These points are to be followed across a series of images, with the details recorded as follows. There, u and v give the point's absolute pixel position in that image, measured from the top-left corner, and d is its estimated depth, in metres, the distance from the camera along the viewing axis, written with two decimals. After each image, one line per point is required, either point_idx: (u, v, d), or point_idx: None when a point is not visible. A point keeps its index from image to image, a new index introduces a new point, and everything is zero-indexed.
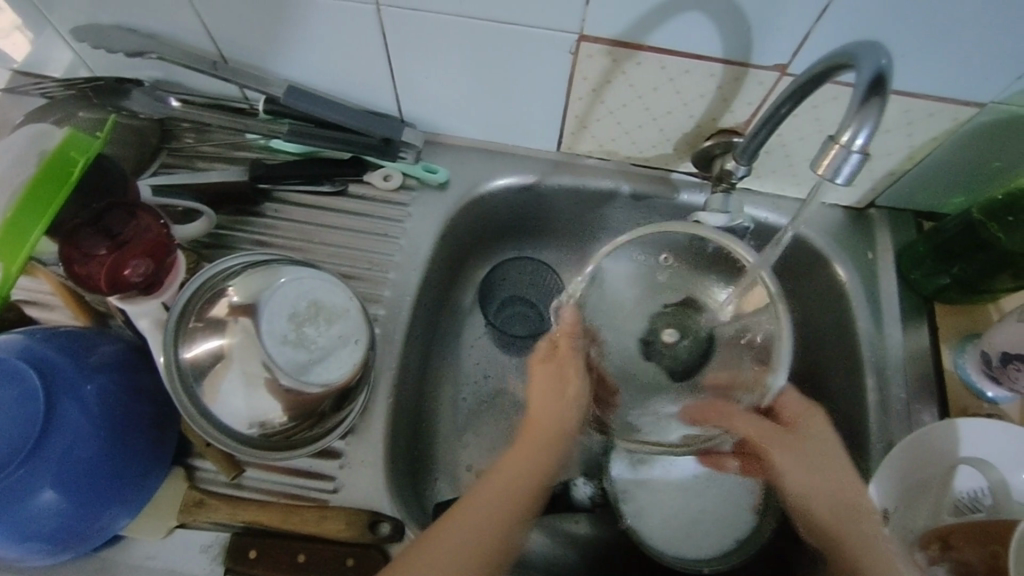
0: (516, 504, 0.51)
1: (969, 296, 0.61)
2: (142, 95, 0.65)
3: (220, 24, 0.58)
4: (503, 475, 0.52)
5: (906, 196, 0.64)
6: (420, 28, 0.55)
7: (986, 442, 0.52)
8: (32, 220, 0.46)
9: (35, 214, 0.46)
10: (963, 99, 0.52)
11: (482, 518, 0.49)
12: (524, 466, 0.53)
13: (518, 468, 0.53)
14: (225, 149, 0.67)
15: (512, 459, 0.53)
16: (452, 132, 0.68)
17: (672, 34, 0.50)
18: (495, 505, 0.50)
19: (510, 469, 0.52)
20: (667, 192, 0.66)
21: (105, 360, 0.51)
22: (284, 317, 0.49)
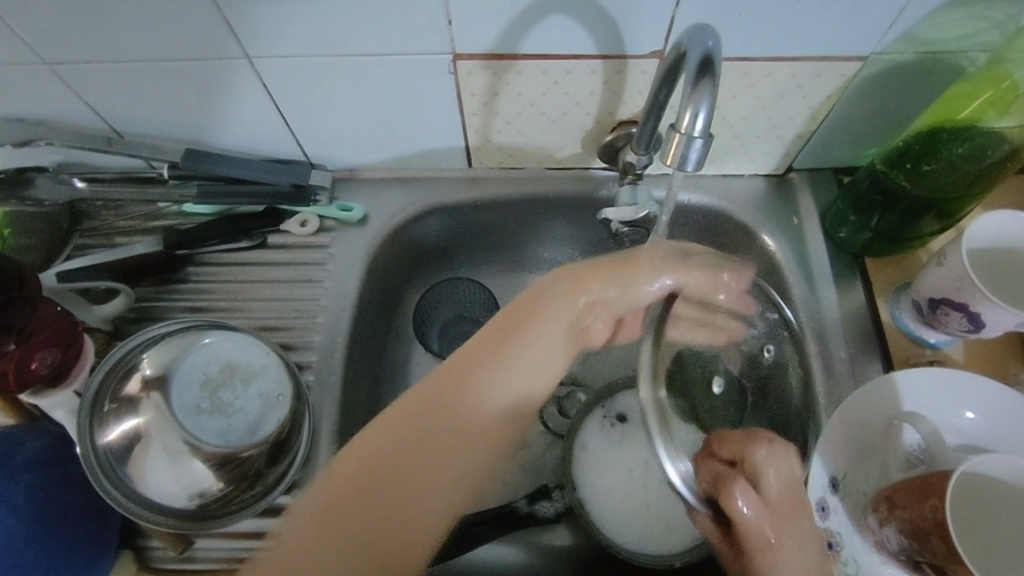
0: (441, 496, 0.50)
1: (895, 246, 0.60)
2: (46, 181, 0.63)
3: (104, 101, 0.57)
4: (416, 475, 0.50)
5: (820, 157, 0.64)
6: (297, 74, 0.54)
7: (924, 394, 0.51)
8: None
9: None
10: (844, 55, 0.51)
11: (392, 511, 0.48)
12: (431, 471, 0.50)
13: (434, 458, 0.50)
14: (140, 221, 0.66)
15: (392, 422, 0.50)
16: (362, 167, 0.67)
17: (543, 38, 0.50)
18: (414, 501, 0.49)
19: (420, 469, 0.50)
20: (586, 190, 0.66)
21: (32, 457, 0.50)
22: (196, 385, 0.50)
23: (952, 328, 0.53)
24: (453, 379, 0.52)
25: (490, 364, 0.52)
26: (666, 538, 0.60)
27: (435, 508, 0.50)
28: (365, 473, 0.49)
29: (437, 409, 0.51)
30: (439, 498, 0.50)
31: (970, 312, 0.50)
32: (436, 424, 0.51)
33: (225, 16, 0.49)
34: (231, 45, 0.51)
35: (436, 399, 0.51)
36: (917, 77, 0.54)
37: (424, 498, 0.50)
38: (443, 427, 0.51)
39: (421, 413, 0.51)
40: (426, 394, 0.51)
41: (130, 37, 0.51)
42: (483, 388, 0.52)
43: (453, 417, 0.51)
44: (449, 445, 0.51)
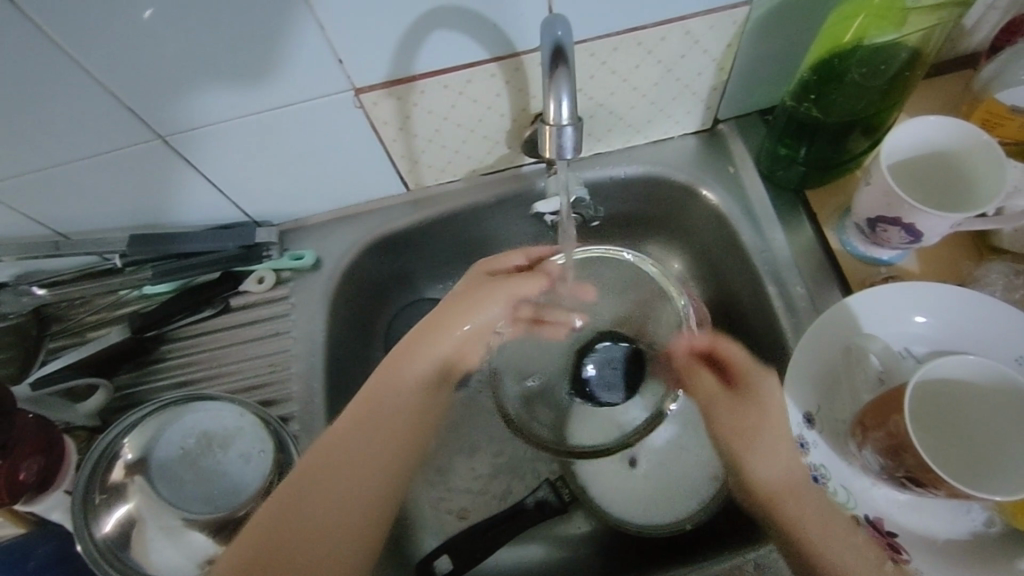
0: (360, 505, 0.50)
1: (831, 173, 0.61)
2: (7, 295, 0.66)
3: (40, 208, 0.59)
4: (325, 501, 0.49)
5: (741, 103, 0.65)
6: (212, 142, 0.56)
7: (883, 309, 0.52)
8: None
9: None
10: (727, 4, 0.52)
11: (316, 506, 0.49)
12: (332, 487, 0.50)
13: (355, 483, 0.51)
14: (106, 312, 0.68)
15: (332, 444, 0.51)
16: (306, 214, 0.69)
17: (433, 56, 0.51)
18: (324, 526, 0.48)
19: (334, 483, 0.50)
20: (525, 186, 0.67)
21: (45, 560, 0.52)
22: (178, 460, 0.51)
23: (896, 242, 0.53)
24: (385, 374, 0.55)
25: (428, 325, 0.57)
26: (669, 499, 0.62)
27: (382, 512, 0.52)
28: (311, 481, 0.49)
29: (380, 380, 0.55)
30: (364, 507, 0.50)
31: (907, 224, 0.51)
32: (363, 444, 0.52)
33: (127, 104, 0.50)
34: (141, 130, 0.53)
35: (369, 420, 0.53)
36: (807, 7, 0.54)
37: (340, 497, 0.50)
38: (393, 416, 0.54)
39: (335, 443, 0.51)
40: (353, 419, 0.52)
41: (46, 145, 0.52)
42: (385, 413, 0.54)
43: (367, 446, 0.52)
44: (363, 461, 0.51)
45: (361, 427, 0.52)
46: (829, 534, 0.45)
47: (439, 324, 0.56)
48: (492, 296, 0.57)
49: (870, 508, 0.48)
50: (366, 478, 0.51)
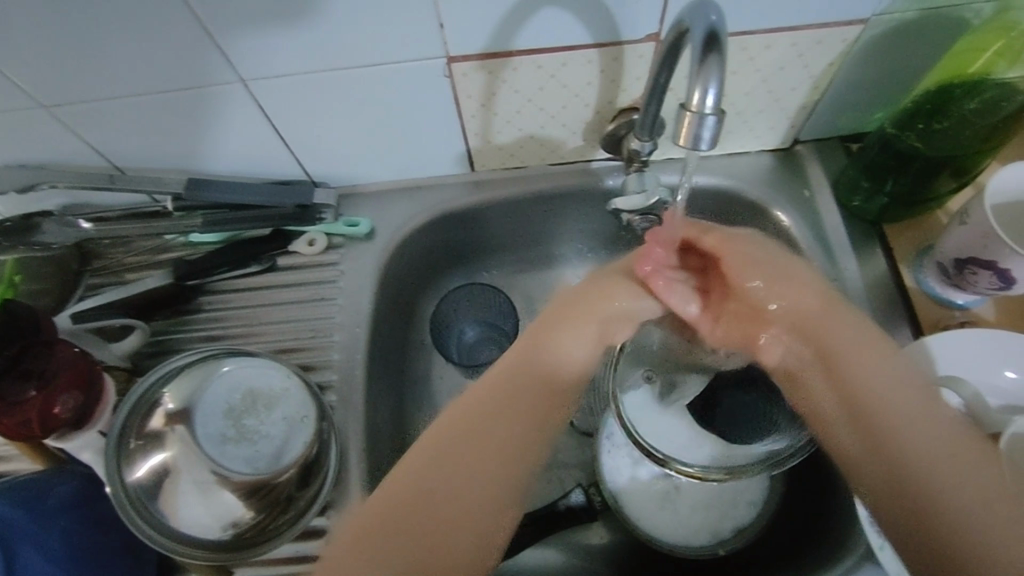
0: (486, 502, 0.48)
1: (914, 209, 0.59)
2: (53, 223, 0.63)
3: (102, 137, 0.57)
4: (431, 502, 0.47)
5: (827, 126, 0.63)
6: (293, 92, 0.54)
7: (962, 354, 0.50)
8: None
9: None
10: (842, 20, 0.50)
11: (423, 511, 0.46)
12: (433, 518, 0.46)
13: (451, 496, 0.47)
14: (149, 255, 0.66)
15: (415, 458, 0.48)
16: (364, 181, 0.67)
17: (536, 34, 0.50)
18: (454, 516, 0.47)
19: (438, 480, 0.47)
20: (592, 182, 0.65)
21: (65, 500, 0.50)
22: (220, 415, 0.49)
23: (982, 287, 0.52)
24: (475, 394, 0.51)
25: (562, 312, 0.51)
26: (703, 519, 0.61)
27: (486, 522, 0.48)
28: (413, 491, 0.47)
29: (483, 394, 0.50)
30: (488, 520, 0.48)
31: (999, 269, 0.49)
32: (466, 452, 0.48)
33: (217, 41, 0.49)
34: (225, 70, 0.51)
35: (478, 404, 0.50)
36: (922, 34, 0.53)
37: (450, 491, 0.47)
38: (508, 395, 0.50)
39: (444, 451, 0.48)
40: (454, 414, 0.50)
41: (124, 72, 0.51)
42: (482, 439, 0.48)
43: (469, 457, 0.48)
44: (470, 456, 0.48)
45: (455, 439, 0.48)
46: (953, 489, 0.41)
47: (543, 343, 0.51)
48: (608, 304, 0.51)
49: None
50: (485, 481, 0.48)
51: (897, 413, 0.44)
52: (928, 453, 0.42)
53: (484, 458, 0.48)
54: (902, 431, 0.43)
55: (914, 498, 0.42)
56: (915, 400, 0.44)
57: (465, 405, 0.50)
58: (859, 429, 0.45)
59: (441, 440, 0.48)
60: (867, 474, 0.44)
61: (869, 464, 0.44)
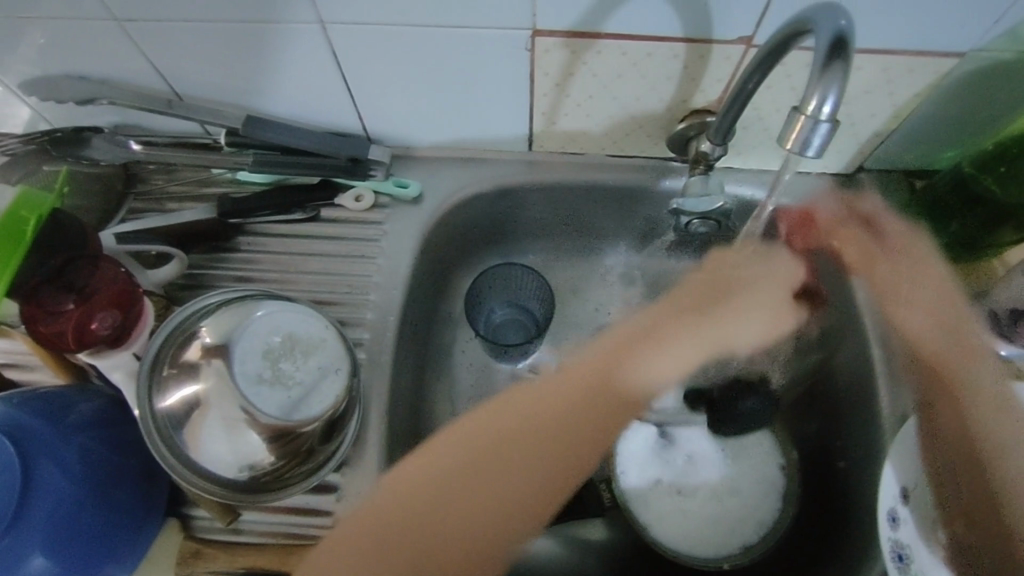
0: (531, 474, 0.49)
1: (972, 253, 0.58)
2: (102, 141, 0.61)
3: (169, 61, 0.56)
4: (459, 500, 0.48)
5: (894, 157, 0.62)
6: (371, 43, 0.53)
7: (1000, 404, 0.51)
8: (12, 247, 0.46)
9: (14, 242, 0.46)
10: (939, 51, 0.49)
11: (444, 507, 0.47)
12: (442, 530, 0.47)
13: (471, 495, 0.48)
14: (193, 187, 0.65)
15: (453, 444, 0.49)
16: (419, 144, 0.66)
17: (628, 19, 0.49)
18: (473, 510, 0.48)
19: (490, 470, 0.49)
20: (648, 179, 0.64)
21: (86, 417, 0.50)
22: (258, 355, 0.48)
23: None
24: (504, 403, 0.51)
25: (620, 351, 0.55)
26: (709, 528, 0.61)
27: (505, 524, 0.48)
28: (432, 485, 0.48)
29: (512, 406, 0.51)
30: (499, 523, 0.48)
31: None
32: (490, 456, 0.49)
33: None
34: (307, 9, 0.50)
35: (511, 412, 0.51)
36: (1017, 77, 0.51)
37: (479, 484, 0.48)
38: (538, 413, 0.51)
39: (463, 447, 0.49)
40: (481, 419, 0.50)
41: None
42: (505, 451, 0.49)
43: (485, 458, 0.49)
44: (500, 462, 0.49)
45: (483, 442, 0.49)
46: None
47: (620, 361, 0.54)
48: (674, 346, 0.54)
49: None
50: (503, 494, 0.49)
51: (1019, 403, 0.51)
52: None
53: (495, 464, 0.49)
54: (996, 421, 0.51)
55: (989, 485, 0.49)
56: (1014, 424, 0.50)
57: (492, 413, 0.51)
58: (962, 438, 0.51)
59: (463, 434, 0.50)
60: (944, 472, 0.50)
61: (943, 453, 0.51)
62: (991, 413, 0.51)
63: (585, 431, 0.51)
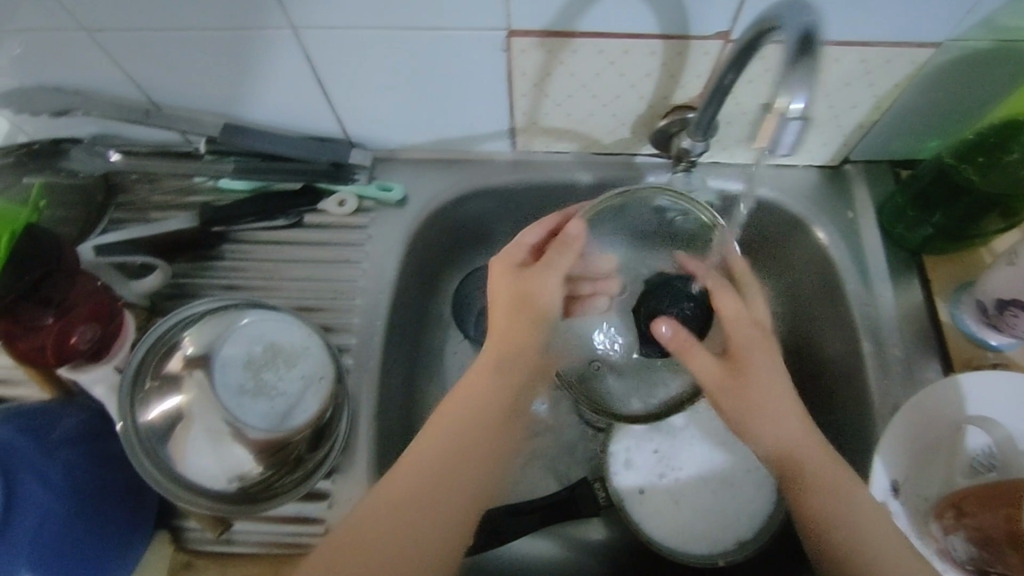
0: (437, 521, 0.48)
1: (959, 243, 0.58)
2: (80, 151, 0.61)
3: (144, 71, 0.56)
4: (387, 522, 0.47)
5: (879, 148, 0.61)
6: (345, 46, 0.52)
7: (990, 395, 0.49)
8: None
9: None
10: (918, 41, 0.49)
11: (376, 557, 0.46)
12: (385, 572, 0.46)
13: (391, 547, 0.47)
14: (176, 196, 0.65)
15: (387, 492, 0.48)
16: (401, 147, 0.66)
17: (602, 18, 0.48)
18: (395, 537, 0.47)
19: (409, 517, 0.48)
20: (633, 176, 0.64)
21: (70, 432, 0.49)
22: (239, 366, 0.48)
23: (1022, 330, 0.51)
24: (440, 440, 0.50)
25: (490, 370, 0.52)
26: (702, 524, 0.61)
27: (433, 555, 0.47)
28: (364, 530, 0.47)
29: (424, 459, 0.49)
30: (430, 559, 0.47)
31: None
32: (405, 504, 0.48)
33: None
34: (278, 16, 0.50)
35: (441, 437, 0.50)
36: (996, 65, 0.51)
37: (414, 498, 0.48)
38: (447, 458, 0.50)
39: (401, 496, 0.48)
40: (381, 488, 0.48)
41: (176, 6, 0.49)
42: (421, 490, 0.48)
43: (414, 501, 0.48)
44: (415, 510, 0.48)
45: (411, 472, 0.49)
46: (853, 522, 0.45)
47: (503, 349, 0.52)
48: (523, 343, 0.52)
49: None
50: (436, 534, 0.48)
51: (816, 458, 0.47)
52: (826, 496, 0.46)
53: (426, 502, 0.48)
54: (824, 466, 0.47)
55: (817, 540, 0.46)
56: (831, 460, 0.47)
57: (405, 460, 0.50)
58: (785, 469, 0.48)
59: (401, 479, 0.49)
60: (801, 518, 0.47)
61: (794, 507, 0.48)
62: (825, 496, 0.46)
63: (495, 416, 0.52)
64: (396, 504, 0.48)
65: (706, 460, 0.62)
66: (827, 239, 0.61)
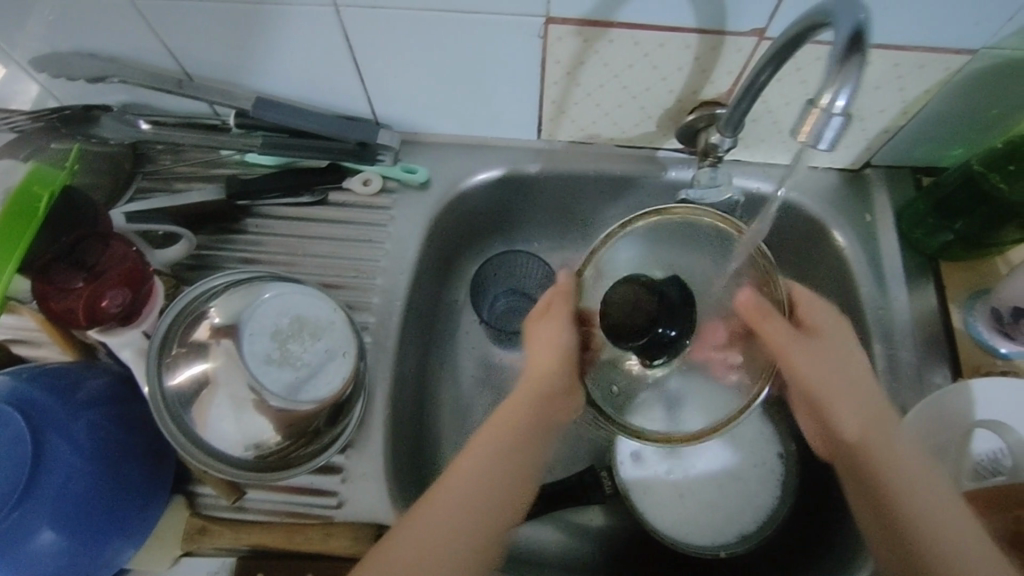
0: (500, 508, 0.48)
1: (975, 251, 0.58)
2: (111, 120, 0.62)
3: (180, 40, 0.56)
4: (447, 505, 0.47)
5: (902, 153, 0.62)
6: (382, 25, 0.53)
7: (1000, 403, 0.50)
8: (24, 227, 0.45)
9: (24, 223, 0.45)
10: (952, 48, 0.49)
11: (430, 524, 0.46)
12: (431, 541, 0.46)
13: (448, 517, 0.46)
14: (201, 168, 0.65)
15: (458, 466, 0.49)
16: (426, 130, 0.66)
17: (641, 9, 0.49)
18: (451, 523, 0.47)
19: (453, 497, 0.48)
20: (655, 170, 0.65)
21: (93, 395, 0.50)
22: (267, 335, 0.48)
23: None
24: (515, 416, 0.51)
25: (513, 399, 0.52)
26: (705, 517, 0.62)
27: (487, 532, 0.47)
28: (427, 506, 0.47)
29: (491, 439, 0.50)
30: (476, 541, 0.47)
31: None
32: (472, 480, 0.48)
33: None
34: None
35: (500, 431, 0.51)
36: None
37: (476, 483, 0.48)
38: (518, 432, 0.50)
39: (465, 473, 0.48)
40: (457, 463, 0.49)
41: None
42: (478, 471, 0.48)
43: (473, 480, 0.48)
44: (476, 485, 0.48)
45: (489, 451, 0.49)
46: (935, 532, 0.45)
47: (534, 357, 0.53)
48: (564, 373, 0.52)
49: None
50: (486, 515, 0.48)
51: (905, 479, 0.47)
52: (920, 512, 0.46)
53: (492, 484, 0.48)
54: (914, 489, 0.46)
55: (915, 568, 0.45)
56: (924, 479, 0.47)
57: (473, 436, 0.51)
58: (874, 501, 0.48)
59: (478, 456, 0.49)
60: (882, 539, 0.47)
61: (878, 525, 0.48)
62: (925, 531, 0.45)
63: (553, 413, 0.52)
64: (475, 483, 0.48)
65: (712, 454, 0.63)
66: (845, 241, 0.62)
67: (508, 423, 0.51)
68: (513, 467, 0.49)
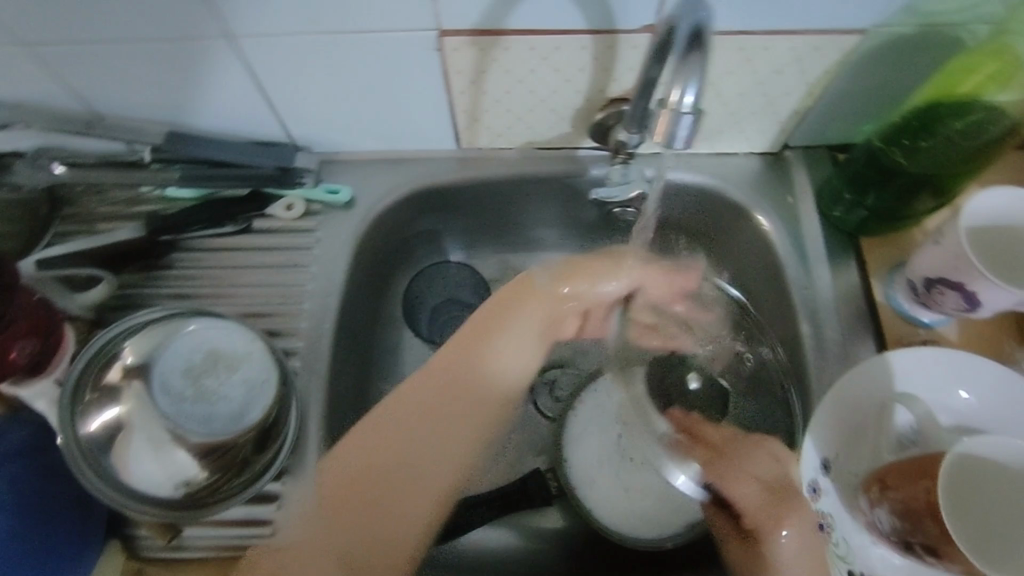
0: (424, 511, 0.52)
1: (892, 224, 0.59)
2: (23, 166, 0.60)
3: (81, 81, 0.56)
4: (370, 504, 0.51)
5: (816, 133, 0.63)
6: (278, 50, 0.52)
7: (918, 374, 0.51)
8: None
9: None
10: (839, 28, 0.50)
11: (375, 512, 0.51)
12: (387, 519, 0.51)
13: (394, 495, 0.51)
14: (122, 205, 0.65)
15: (372, 437, 0.52)
16: (347, 149, 0.66)
17: (530, 15, 0.49)
18: (390, 501, 0.51)
19: (401, 461, 0.52)
20: (578, 170, 0.65)
21: (14, 447, 0.49)
22: (180, 373, 0.49)
23: (948, 308, 0.53)
24: (434, 382, 0.54)
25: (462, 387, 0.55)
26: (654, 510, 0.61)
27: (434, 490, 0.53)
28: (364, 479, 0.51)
29: (410, 407, 0.54)
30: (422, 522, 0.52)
31: (966, 292, 0.50)
32: (391, 452, 0.52)
33: None
34: (210, 23, 0.50)
35: (413, 404, 0.54)
36: (919, 50, 0.52)
37: (416, 457, 0.52)
38: (432, 403, 0.54)
39: (381, 446, 0.52)
40: (371, 426, 0.52)
41: (107, 16, 0.49)
42: (418, 442, 0.53)
43: (404, 459, 0.52)
44: (414, 453, 0.53)
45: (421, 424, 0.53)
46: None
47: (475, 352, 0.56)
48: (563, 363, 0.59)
49: (865, 565, 0.48)
50: (434, 484, 0.53)
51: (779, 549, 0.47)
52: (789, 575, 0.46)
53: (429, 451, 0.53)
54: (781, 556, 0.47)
55: None
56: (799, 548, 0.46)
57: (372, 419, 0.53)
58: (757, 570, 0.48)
59: (374, 431, 0.52)
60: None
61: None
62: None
63: (458, 406, 0.55)
64: (365, 456, 0.51)
65: None
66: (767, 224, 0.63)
67: (413, 400, 0.54)
68: (431, 433, 0.53)
